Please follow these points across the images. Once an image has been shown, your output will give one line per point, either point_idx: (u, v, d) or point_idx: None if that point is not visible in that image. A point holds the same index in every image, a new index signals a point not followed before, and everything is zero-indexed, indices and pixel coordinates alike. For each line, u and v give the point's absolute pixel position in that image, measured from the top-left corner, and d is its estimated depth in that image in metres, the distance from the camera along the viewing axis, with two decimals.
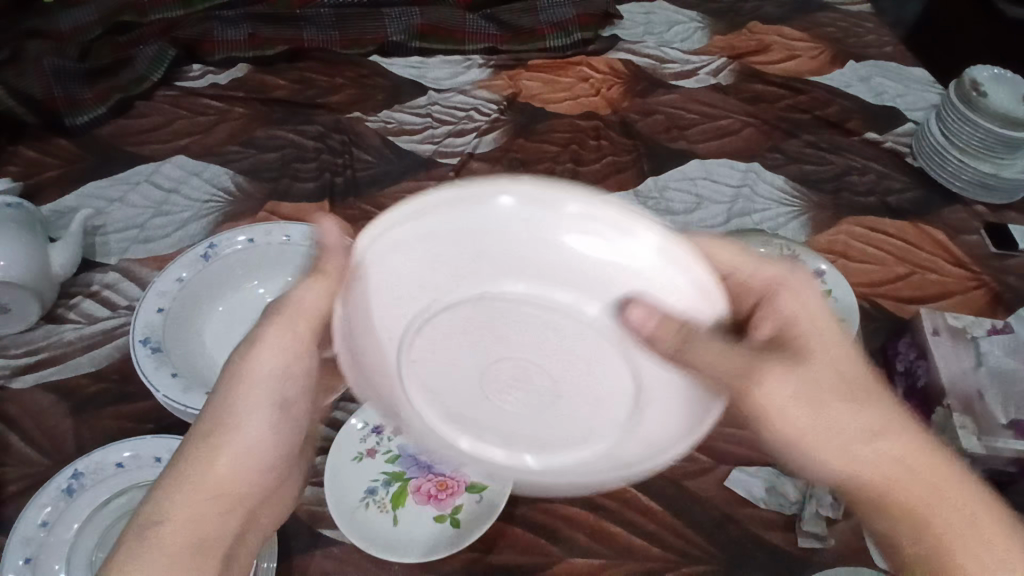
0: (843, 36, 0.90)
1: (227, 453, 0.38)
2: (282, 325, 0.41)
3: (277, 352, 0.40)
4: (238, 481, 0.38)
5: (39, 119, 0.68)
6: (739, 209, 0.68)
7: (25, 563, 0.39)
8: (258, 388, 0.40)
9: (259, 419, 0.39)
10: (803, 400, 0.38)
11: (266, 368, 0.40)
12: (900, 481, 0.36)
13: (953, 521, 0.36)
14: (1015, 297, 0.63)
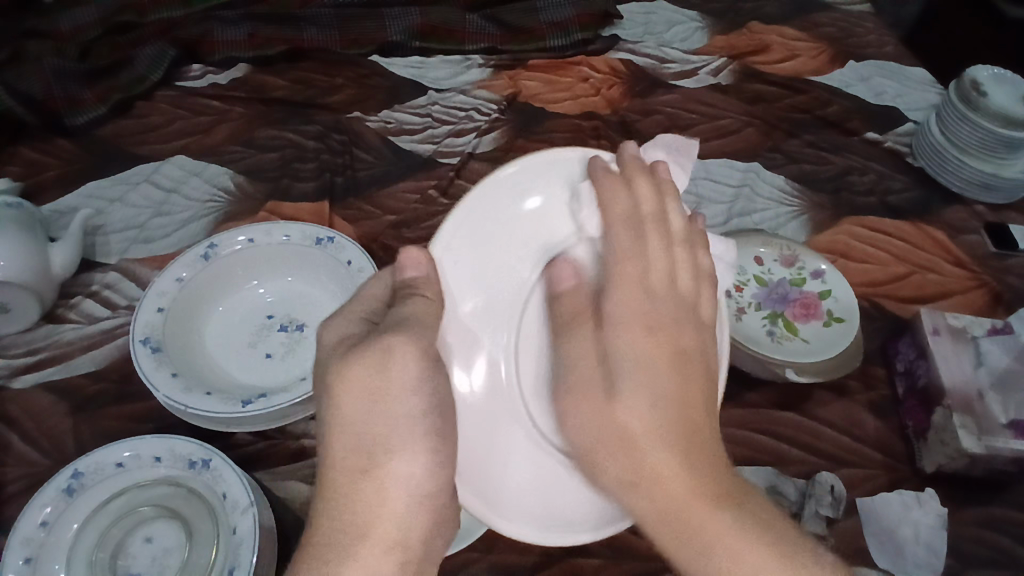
0: (843, 36, 0.90)
1: (391, 489, 0.35)
2: (404, 343, 0.36)
3: (410, 380, 0.36)
4: (421, 514, 0.36)
5: (39, 119, 0.68)
6: (739, 209, 0.68)
7: (24, 563, 0.38)
8: (393, 416, 0.36)
9: (414, 454, 0.36)
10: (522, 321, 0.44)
11: (399, 394, 0.36)
12: (677, 400, 0.40)
13: (689, 493, 0.36)
14: (1015, 297, 0.63)
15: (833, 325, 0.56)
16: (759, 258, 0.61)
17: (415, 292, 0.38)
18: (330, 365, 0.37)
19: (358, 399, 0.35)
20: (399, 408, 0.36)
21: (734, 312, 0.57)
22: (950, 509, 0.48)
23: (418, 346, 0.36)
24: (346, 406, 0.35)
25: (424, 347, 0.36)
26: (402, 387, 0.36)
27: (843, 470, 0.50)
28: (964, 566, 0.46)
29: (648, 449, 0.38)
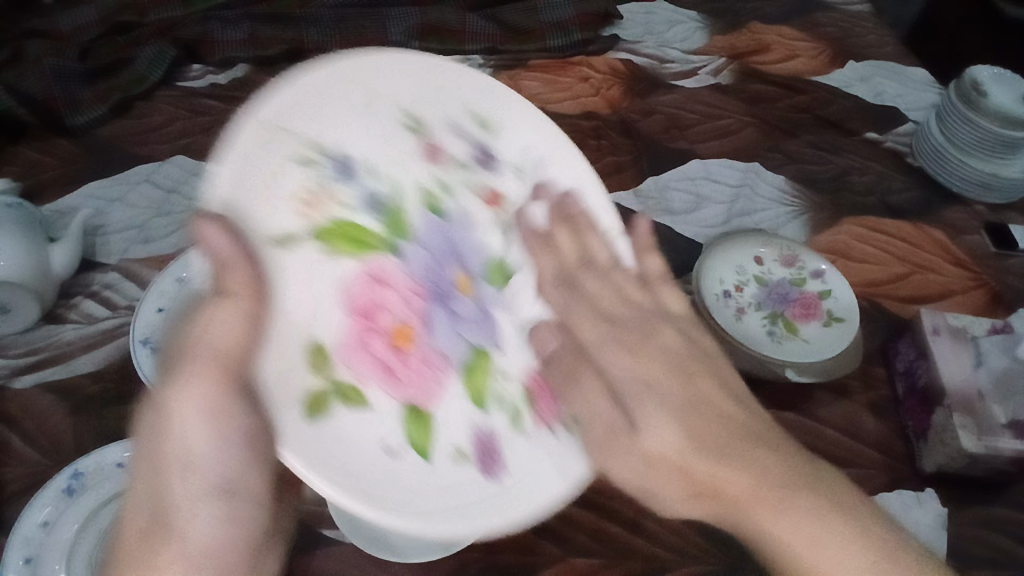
0: (844, 36, 0.90)
1: (174, 551, 0.31)
2: (196, 374, 0.32)
3: (204, 412, 0.33)
4: (217, 555, 0.33)
5: (39, 119, 0.67)
6: (739, 209, 0.68)
7: (25, 563, 0.38)
8: (179, 479, 0.33)
9: (205, 508, 0.33)
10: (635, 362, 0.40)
11: (180, 453, 0.33)
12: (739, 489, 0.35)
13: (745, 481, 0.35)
14: (1015, 297, 0.63)
15: (833, 325, 0.56)
16: (759, 258, 0.61)
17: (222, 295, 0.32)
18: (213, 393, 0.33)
19: (146, 463, 0.33)
20: (179, 482, 0.33)
21: (735, 312, 0.57)
22: (950, 508, 0.48)
23: (210, 382, 0.32)
24: (184, 438, 0.33)
25: (213, 383, 0.32)
26: (178, 458, 0.33)
27: (844, 470, 0.49)
28: (964, 566, 0.46)
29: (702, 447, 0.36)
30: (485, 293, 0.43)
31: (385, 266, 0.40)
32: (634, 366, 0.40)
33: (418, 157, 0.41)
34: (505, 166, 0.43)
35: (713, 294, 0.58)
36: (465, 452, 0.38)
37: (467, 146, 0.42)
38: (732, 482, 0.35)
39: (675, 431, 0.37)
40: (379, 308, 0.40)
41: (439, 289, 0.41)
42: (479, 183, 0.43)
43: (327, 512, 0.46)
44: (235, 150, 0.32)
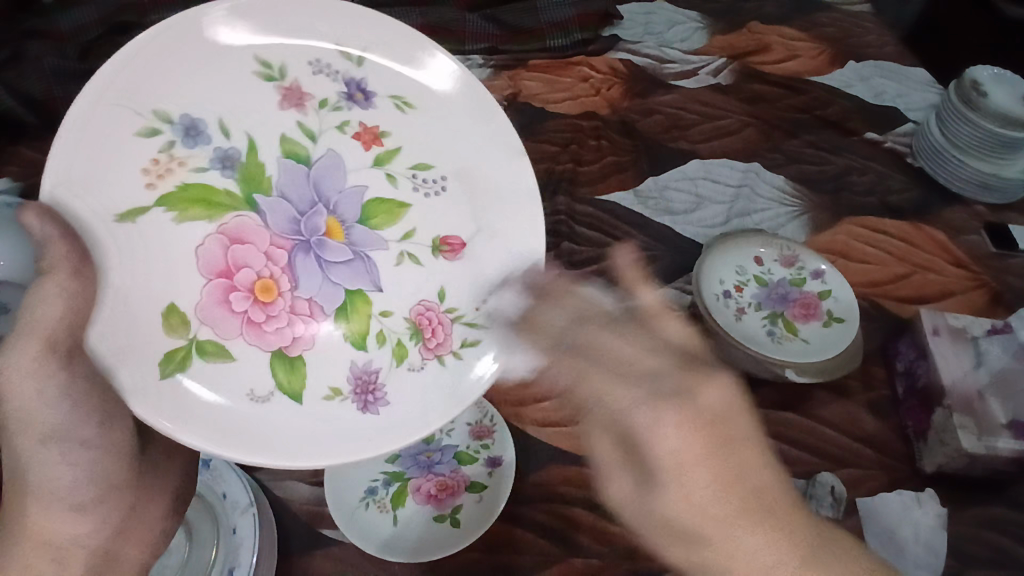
0: (844, 37, 0.90)
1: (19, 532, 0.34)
2: (28, 349, 0.34)
3: (30, 378, 0.34)
4: (84, 522, 0.36)
5: (39, 120, 0.67)
6: (739, 209, 0.68)
7: None
8: (54, 455, 0.36)
9: (62, 459, 0.36)
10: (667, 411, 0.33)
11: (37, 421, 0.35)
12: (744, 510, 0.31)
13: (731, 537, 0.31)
14: (1015, 297, 0.63)
15: (833, 325, 0.56)
16: (759, 258, 0.61)
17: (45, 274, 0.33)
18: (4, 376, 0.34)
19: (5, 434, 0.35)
20: (41, 460, 0.35)
21: (735, 312, 0.57)
22: (950, 509, 0.48)
23: (38, 357, 0.34)
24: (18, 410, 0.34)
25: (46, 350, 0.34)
26: (37, 432, 0.35)
27: (843, 469, 0.49)
28: (964, 566, 0.46)
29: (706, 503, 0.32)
30: (359, 236, 0.45)
31: (240, 224, 0.42)
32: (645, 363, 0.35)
33: (275, 102, 0.44)
34: (390, 104, 0.46)
35: (713, 294, 0.58)
36: (339, 391, 0.42)
37: (339, 86, 0.45)
38: (717, 545, 0.31)
39: (681, 498, 0.31)
40: (239, 266, 0.41)
41: (308, 236, 0.43)
42: (353, 121, 0.45)
43: (327, 512, 0.46)
44: (74, 134, 0.36)
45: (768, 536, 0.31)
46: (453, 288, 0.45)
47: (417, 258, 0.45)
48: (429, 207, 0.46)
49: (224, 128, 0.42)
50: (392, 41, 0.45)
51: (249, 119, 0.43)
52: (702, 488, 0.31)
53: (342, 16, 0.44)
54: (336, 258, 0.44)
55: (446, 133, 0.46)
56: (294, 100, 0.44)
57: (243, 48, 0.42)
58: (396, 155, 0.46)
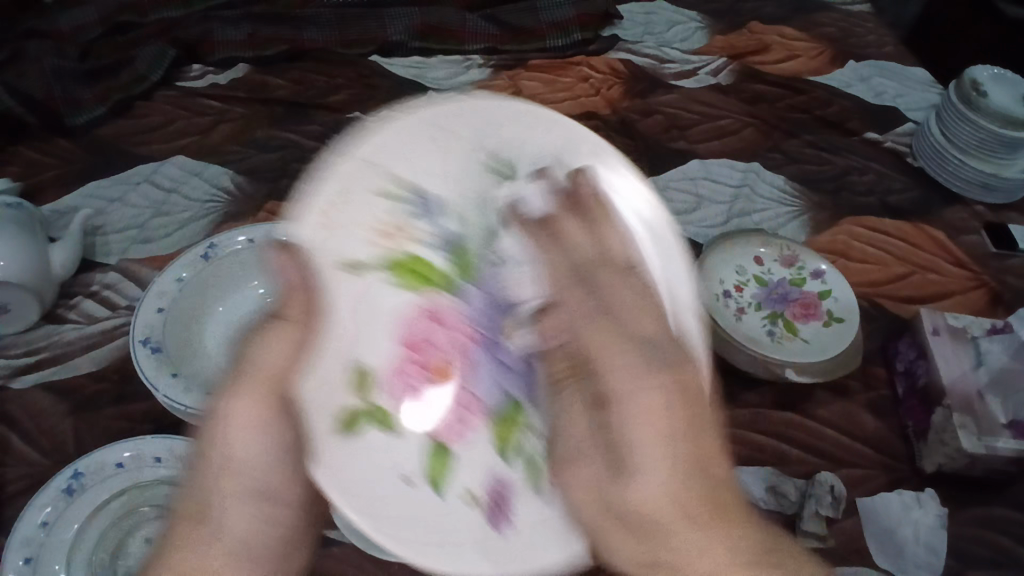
0: (843, 36, 0.90)
1: (215, 546, 0.36)
2: (246, 392, 0.38)
3: (246, 426, 0.37)
4: (257, 548, 0.37)
5: (39, 119, 0.67)
6: (739, 209, 0.68)
7: (25, 563, 0.39)
8: (238, 478, 0.38)
9: (255, 507, 0.38)
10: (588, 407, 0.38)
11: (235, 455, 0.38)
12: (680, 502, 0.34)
13: (696, 541, 0.33)
14: (1015, 297, 0.63)
15: (833, 324, 0.56)
16: (759, 258, 0.61)
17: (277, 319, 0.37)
18: (219, 415, 0.38)
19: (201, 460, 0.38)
20: (219, 483, 0.37)
21: (734, 312, 0.57)
22: (950, 509, 0.48)
23: (253, 403, 0.37)
24: (229, 459, 0.38)
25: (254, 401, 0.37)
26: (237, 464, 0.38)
27: (844, 470, 0.49)
28: (964, 566, 0.46)
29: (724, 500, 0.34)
30: (475, 298, 0.40)
31: (442, 304, 0.40)
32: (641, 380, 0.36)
33: (381, 226, 0.39)
34: (639, 221, 0.40)
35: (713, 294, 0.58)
36: (475, 495, 0.37)
37: (543, 200, 0.41)
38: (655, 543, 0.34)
39: (660, 479, 0.34)
40: (428, 345, 0.40)
41: (491, 335, 0.40)
42: (494, 243, 0.41)
43: None
44: (315, 182, 0.36)
45: (735, 513, 0.33)
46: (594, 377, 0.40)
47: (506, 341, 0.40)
48: (651, 280, 0.40)
49: (393, 192, 0.39)
50: (543, 122, 0.40)
51: (404, 153, 0.38)
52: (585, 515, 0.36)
53: (534, 118, 0.40)
54: (510, 359, 0.40)
55: (559, 191, 0.40)
56: (481, 176, 0.40)
57: (501, 100, 0.40)
58: (495, 233, 0.41)
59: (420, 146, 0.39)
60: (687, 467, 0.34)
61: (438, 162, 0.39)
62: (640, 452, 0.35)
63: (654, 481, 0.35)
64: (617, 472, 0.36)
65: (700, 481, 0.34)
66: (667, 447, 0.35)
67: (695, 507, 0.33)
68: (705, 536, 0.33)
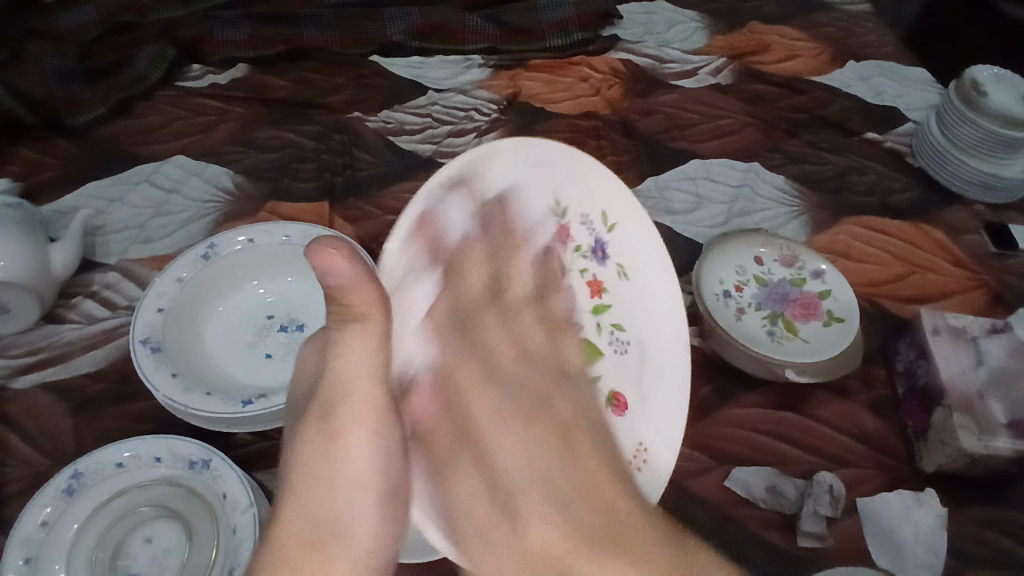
0: (843, 36, 0.90)
1: (342, 559, 0.36)
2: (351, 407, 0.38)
3: (366, 449, 0.38)
4: (380, 556, 0.37)
5: (39, 120, 0.68)
6: (739, 209, 0.68)
7: (24, 563, 0.38)
8: (346, 493, 0.38)
9: (372, 520, 0.38)
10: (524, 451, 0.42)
11: (345, 474, 0.38)
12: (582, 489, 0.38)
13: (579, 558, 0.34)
14: (1015, 297, 0.63)
15: (833, 324, 0.56)
16: (758, 258, 0.61)
17: (349, 319, 0.37)
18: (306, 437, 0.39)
19: (306, 474, 0.38)
20: (349, 497, 0.38)
21: (734, 312, 0.57)
22: (950, 508, 0.48)
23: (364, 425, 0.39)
24: (342, 471, 0.38)
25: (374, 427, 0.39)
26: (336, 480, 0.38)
27: (844, 469, 0.49)
28: (964, 566, 0.46)
29: (591, 481, 0.38)
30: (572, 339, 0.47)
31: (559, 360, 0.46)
32: (515, 439, 0.42)
33: (548, 236, 0.47)
34: (614, 262, 0.45)
35: (713, 294, 0.58)
36: None
37: (589, 239, 0.46)
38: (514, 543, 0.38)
39: (552, 523, 0.36)
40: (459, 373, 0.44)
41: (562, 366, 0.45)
42: (589, 271, 0.46)
43: None
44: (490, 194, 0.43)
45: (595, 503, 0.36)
46: (612, 364, 0.45)
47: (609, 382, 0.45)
48: (628, 290, 0.45)
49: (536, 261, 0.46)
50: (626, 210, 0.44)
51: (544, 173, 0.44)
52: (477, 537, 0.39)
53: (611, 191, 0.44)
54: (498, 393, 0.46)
55: (643, 304, 0.44)
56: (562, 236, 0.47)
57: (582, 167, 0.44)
58: (607, 309, 0.46)
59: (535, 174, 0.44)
60: (540, 472, 0.40)
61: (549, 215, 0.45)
62: (525, 504, 0.38)
63: (540, 517, 0.37)
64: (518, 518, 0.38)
65: (578, 501, 0.37)
66: (526, 457, 0.41)
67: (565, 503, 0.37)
68: (584, 568, 0.33)
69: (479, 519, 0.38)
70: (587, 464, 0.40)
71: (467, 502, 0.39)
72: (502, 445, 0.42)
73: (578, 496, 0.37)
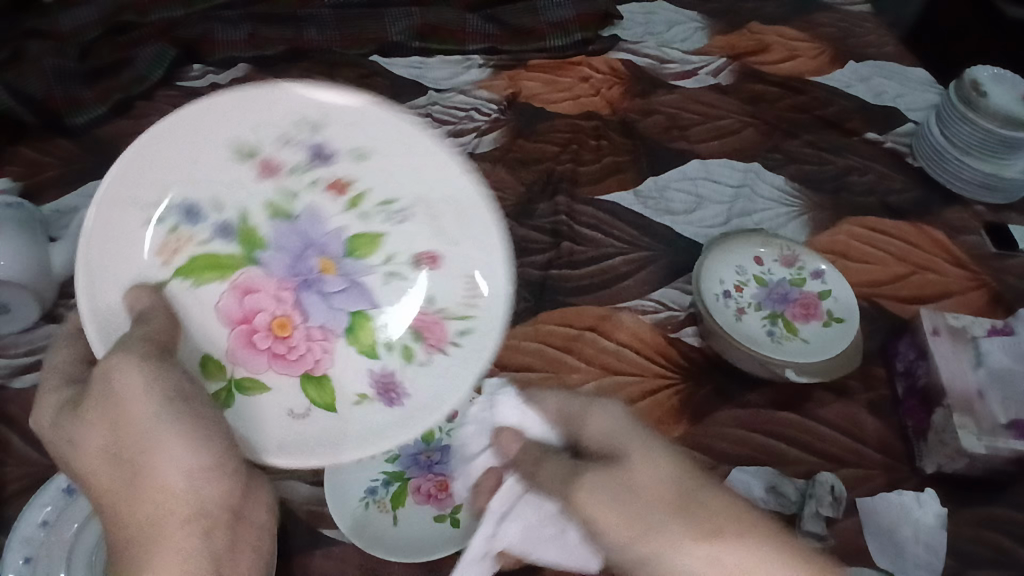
0: (843, 37, 0.90)
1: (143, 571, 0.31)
2: (60, 430, 0.33)
3: (136, 391, 0.32)
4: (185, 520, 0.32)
5: (39, 119, 0.67)
6: (739, 209, 0.68)
7: (24, 563, 0.39)
8: (167, 417, 0.32)
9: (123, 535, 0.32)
10: (614, 506, 0.38)
11: (143, 408, 0.32)
12: (701, 534, 0.37)
13: None
14: (1015, 298, 0.63)
15: (833, 325, 0.56)
16: (759, 258, 0.61)
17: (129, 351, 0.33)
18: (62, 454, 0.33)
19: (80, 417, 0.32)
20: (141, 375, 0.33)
21: (734, 312, 0.57)
22: (950, 508, 0.48)
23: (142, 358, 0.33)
24: (90, 477, 0.33)
25: (148, 370, 0.33)
26: (133, 420, 0.32)
27: (843, 469, 0.49)
28: (964, 567, 0.46)
29: (693, 507, 0.38)
30: (350, 267, 0.43)
31: (250, 277, 0.42)
32: (613, 518, 0.38)
33: (254, 173, 0.41)
34: (347, 151, 0.41)
35: (713, 294, 0.58)
36: (366, 396, 0.42)
37: (307, 150, 0.41)
38: (704, 539, 0.37)
39: (679, 573, 0.37)
40: (255, 310, 0.42)
41: (303, 275, 0.43)
42: (322, 174, 0.42)
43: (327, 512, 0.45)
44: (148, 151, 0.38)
45: (728, 538, 0.37)
46: (396, 237, 0.43)
47: (384, 258, 0.43)
48: (379, 170, 0.42)
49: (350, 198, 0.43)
50: (396, 143, 0.41)
51: (389, 158, 0.41)
52: (649, 545, 0.37)
53: (243, 105, 0.39)
54: (332, 289, 0.43)
55: (402, 144, 0.41)
56: (268, 168, 0.41)
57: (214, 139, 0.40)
58: (365, 195, 0.43)
59: (361, 131, 0.40)
60: (630, 514, 0.38)
61: (269, 187, 0.42)
62: (636, 550, 0.38)
63: (610, 502, 0.38)
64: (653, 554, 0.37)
65: (697, 528, 0.37)
66: (642, 510, 0.38)
67: (689, 535, 0.37)
68: None
69: (613, 534, 0.38)
70: (682, 528, 0.37)
71: (607, 514, 0.38)
72: (598, 508, 0.38)
73: (682, 516, 0.37)
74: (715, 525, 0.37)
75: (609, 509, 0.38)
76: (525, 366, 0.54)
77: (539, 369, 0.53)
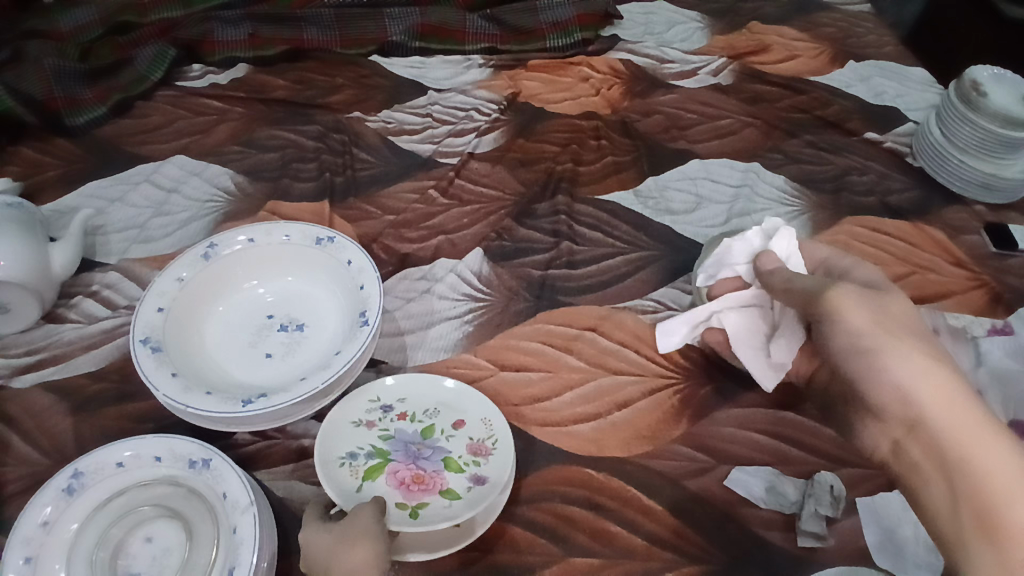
0: (843, 37, 0.90)
1: None
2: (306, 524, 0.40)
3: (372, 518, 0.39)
4: None
5: (39, 119, 0.68)
6: (739, 209, 0.68)
7: (24, 563, 0.38)
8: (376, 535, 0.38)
9: None
10: (921, 372, 0.37)
11: (368, 526, 0.38)
12: (946, 420, 0.35)
13: (940, 490, 0.34)
14: (1015, 297, 0.62)
15: None
16: None
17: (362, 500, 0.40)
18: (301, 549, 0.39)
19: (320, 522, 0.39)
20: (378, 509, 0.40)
21: None
22: None
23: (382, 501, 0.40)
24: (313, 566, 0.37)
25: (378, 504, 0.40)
26: (365, 533, 0.38)
27: (843, 469, 0.49)
28: None
29: (939, 414, 0.35)
30: (433, 456, 0.45)
31: (396, 469, 0.45)
32: (929, 378, 0.37)
33: (360, 424, 0.47)
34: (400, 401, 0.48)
35: None
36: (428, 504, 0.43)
37: (392, 412, 0.48)
38: (941, 427, 0.35)
39: (917, 377, 0.37)
40: (395, 470, 0.45)
41: (410, 456, 0.46)
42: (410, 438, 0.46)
43: None
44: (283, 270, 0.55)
45: (949, 430, 0.34)
46: (441, 415, 0.48)
47: (445, 426, 0.47)
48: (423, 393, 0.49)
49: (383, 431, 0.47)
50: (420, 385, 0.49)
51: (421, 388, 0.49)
52: (926, 398, 0.36)
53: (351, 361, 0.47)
54: (430, 461, 0.45)
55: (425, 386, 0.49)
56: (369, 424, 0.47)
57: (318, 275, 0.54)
58: (429, 427, 0.47)
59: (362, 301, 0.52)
60: (940, 381, 0.36)
61: (358, 432, 0.46)
62: (940, 423, 0.35)
63: (906, 369, 0.38)
64: (886, 384, 0.38)
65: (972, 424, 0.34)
66: (924, 366, 0.37)
67: (949, 404, 0.35)
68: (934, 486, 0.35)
69: (941, 425, 0.35)
70: (949, 402, 0.35)
71: (921, 385, 0.37)
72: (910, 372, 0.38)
73: (941, 413, 0.35)
74: (954, 421, 0.35)
75: (899, 358, 0.38)
76: (525, 366, 0.54)
77: (539, 368, 0.53)
